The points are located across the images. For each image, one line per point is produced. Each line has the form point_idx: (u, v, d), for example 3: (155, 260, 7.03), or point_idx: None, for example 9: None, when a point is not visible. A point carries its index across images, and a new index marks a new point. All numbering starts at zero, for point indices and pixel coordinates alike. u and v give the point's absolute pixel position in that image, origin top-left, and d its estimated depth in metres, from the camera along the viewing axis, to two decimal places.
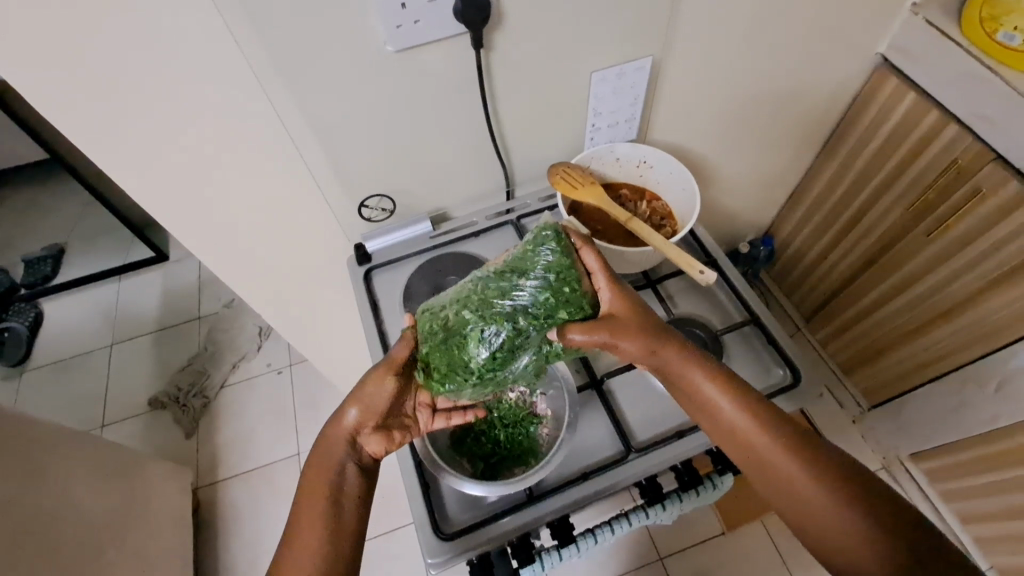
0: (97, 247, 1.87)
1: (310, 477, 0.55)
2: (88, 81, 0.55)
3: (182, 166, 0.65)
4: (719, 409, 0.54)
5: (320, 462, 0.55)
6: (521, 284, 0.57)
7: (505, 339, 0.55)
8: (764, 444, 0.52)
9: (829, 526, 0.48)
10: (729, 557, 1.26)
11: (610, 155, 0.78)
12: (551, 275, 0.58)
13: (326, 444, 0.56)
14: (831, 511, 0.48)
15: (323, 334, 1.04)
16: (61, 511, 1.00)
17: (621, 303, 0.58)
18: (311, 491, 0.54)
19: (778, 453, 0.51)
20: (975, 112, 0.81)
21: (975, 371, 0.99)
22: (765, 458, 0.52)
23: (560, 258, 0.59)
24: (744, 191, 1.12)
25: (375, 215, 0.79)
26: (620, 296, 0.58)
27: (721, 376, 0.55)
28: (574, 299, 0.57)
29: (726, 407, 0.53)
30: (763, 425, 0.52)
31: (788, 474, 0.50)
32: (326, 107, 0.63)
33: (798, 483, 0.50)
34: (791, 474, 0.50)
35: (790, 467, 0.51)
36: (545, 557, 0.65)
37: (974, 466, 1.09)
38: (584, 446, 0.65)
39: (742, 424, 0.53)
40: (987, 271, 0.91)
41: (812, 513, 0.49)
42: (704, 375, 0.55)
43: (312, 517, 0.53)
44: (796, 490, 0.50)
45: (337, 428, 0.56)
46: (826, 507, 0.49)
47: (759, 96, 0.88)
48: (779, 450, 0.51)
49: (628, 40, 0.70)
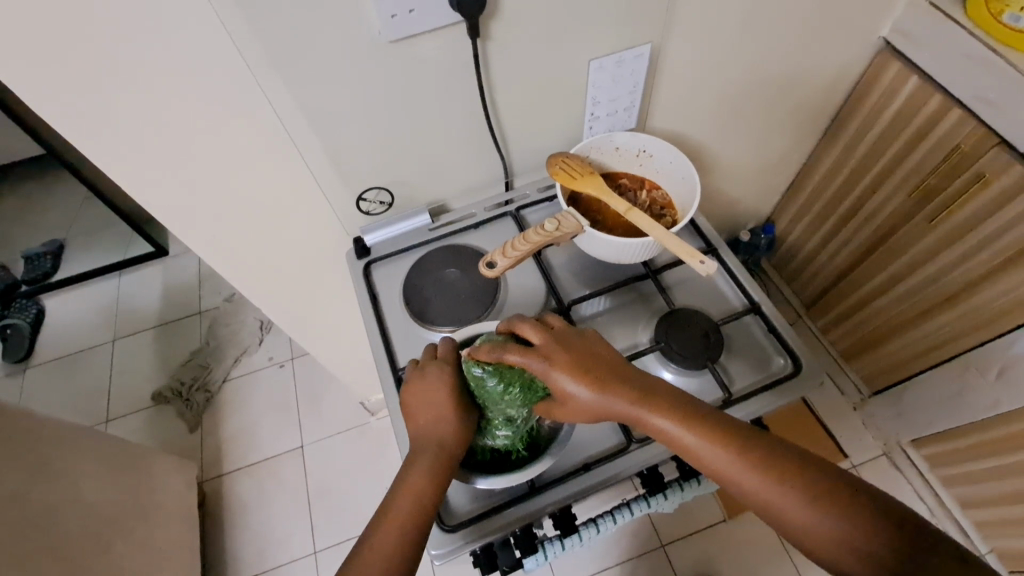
0: (95, 242, 1.87)
1: (414, 464, 0.55)
2: (85, 77, 0.54)
3: (180, 161, 0.65)
4: (696, 451, 0.52)
5: (425, 450, 0.56)
6: (492, 409, 0.57)
7: (507, 435, 0.59)
8: (749, 480, 0.50)
9: (819, 539, 0.47)
10: (731, 543, 1.27)
11: (609, 143, 0.77)
12: (502, 399, 0.56)
13: (432, 432, 0.57)
14: (817, 520, 0.47)
15: (322, 327, 1.04)
16: (68, 508, 1.01)
17: (561, 370, 0.56)
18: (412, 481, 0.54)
19: (765, 486, 0.49)
20: (977, 95, 0.80)
21: (977, 357, 0.99)
22: (750, 491, 0.50)
23: (499, 375, 0.55)
24: (744, 179, 1.12)
25: (373, 208, 0.79)
26: (559, 361, 0.56)
27: (680, 415, 0.53)
28: (532, 393, 0.57)
29: (701, 447, 0.52)
30: (734, 458, 0.50)
31: (778, 504, 0.49)
32: (321, 98, 0.62)
33: (790, 510, 0.48)
34: (780, 503, 0.49)
35: (776, 496, 0.49)
36: (548, 548, 0.65)
37: (976, 451, 1.09)
38: (585, 437, 0.65)
39: (721, 464, 0.51)
40: (990, 257, 0.90)
41: (802, 526, 0.48)
42: (669, 420, 0.53)
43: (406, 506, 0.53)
44: (790, 517, 0.49)
45: (440, 418, 0.57)
46: (815, 522, 0.47)
47: (758, 82, 0.87)
48: (762, 482, 0.49)
49: (626, 27, 0.69)
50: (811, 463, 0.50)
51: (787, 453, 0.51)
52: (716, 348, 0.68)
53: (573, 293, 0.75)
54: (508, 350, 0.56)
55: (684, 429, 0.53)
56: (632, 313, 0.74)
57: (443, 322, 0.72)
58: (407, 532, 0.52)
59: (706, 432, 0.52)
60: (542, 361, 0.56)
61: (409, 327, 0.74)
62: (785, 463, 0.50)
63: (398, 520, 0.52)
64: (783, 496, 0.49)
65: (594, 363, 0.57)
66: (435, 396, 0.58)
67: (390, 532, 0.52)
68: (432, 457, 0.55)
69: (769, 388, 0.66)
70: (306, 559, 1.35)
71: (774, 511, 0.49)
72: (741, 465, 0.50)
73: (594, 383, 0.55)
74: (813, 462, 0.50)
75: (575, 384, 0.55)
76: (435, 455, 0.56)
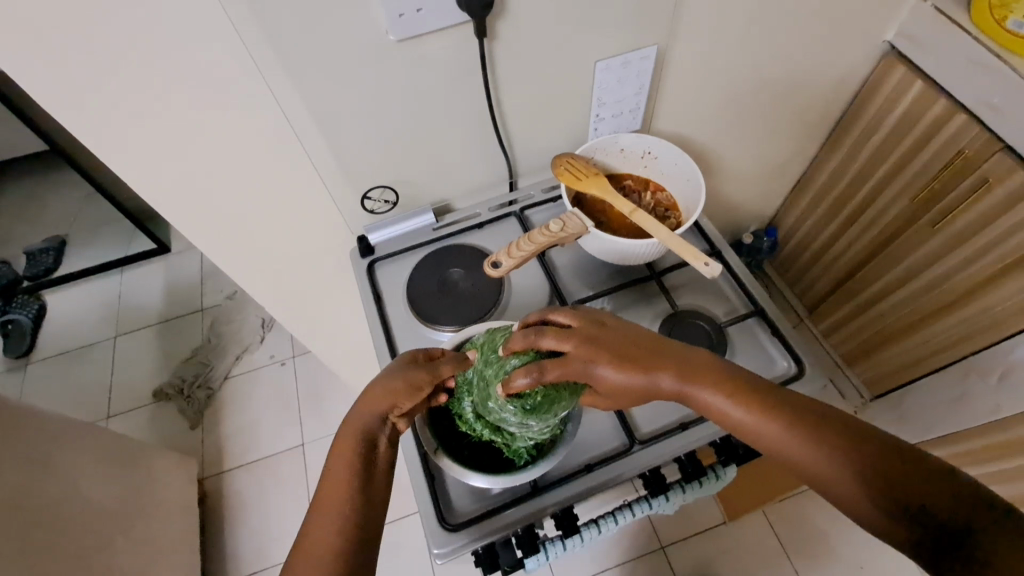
0: (97, 238, 1.87)
1: (334, 456, 0.56)
2: (95, 74, 0.55)
3: (187, 158, 0.65)
4: (729, 417, 0.54)
5: (344, 439, 0.56)
6: (528, 426, 0.55)
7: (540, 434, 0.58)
8: (789, 447, 0.51)
9: (841, 488, 0.49)
10: (731, 545, 1.27)
11: (614, 145, 0.77)
12: (538, 418, 0.54)
13: (355, 418, 0.56)
14: (837, 470, 0.49)
15: (326, 326, 1.04)
16: (68, 503, 1.01)
17: (600, 358, 0.55)
18: (333, 472, 0.55)
19: (795, 446, 0.51)
20: (981, 99, 0.80)
21: (978, 361, 0.99)
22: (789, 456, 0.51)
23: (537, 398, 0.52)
24: (748, 181, 1.12)
25: (378, 207, 0.79)
26: (596, 349, 0.55)
27: (719, 385, 0.55)
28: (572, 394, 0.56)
29: (733, 413, 0.54)
30: (774, 425, 0.52)
31: (816, 468, 0.50)
32: (326, 96, 0.62)
33: (814, 464, 0.50)
34: (814, 463, 0.50)
35: (813, 459, 0.50)
36: (549, 548, 0.66)
37: (968, 459, 1.07)
38: (588, 438, 0.65)
39: (756, 427, 0.53)
40: (991, 262, 0.90)
41: (824, 478, 0.50)
42: (701, 389, 0.55)
43: (335, 497, 0.53)
44: (826, 479, 0.50)
45: (371, 405, 0.56)
46: (836, 471, 0.49)
47: (763, 86, 0.87)
48: (790, 440, 0.51)
49: (632, 29, 0.69)
50: (833, 417, 0.52)
51: (811, 409, 0.52)
52: (720, 350, 0.68)
53: (576, 293, 0.75)
54: (546, 371, 0.52)
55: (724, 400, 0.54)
56: (635, 314, 0.74)
57: (447, 321, 0.73)
58: (326, 523, 0.52)
59: (746, 402, 0.53)
60: (581, 363, 0.54)
61: (412, 326, 0.74)
62: (810, 418, 0.52)
63: (328, 516, 0.52)
64: (810, 452, 0.50)
65: (631, 345, 0.57)
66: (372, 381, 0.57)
67: (321, 527, 0.52)
68: (348, 445, 0.55)
69: None
70: None
71: (812, 475, 0.50)
72: (769, 425, 0.52)
73: (630, 366, 0.56)
74: (838, 416, 0.52)
75: (614, 370, 0.55)
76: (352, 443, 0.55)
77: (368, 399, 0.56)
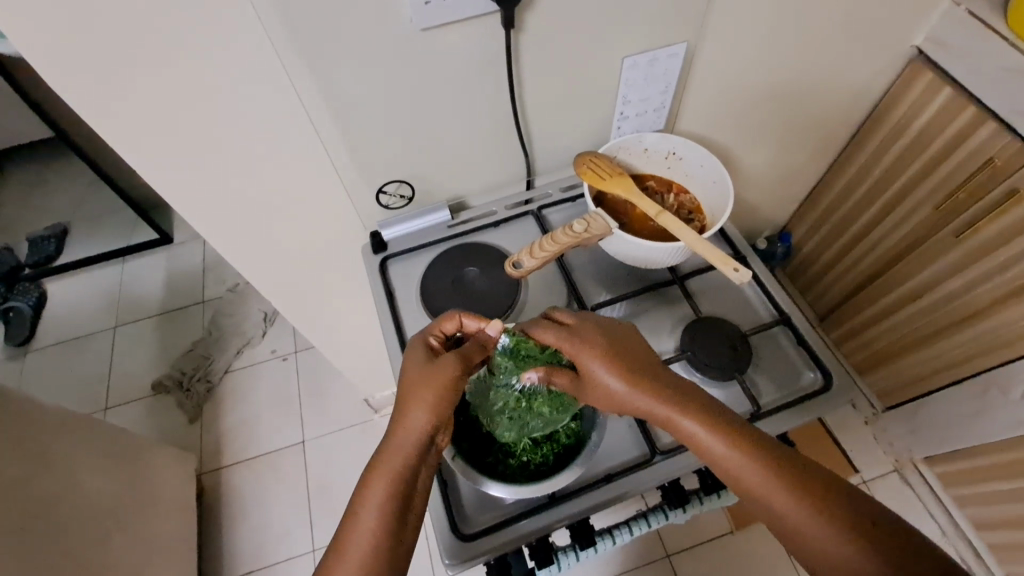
0: (101, 228, 1.84)
1: (375, 476, 0.50)
2: (112, 57, 0.52)
3: (195, 142, 0.63)
4: (716, 460, 0.51)
5: (391, 459, 0.50)
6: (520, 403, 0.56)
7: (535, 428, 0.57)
8: (799, 514, 0.48)
9: (838, 562, 0.46)
10: (738, 555, 1.25)
11: (638, 144, 0.75)
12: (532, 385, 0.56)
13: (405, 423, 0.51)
14: (843, 544, 0.46)
15: (335, 322, 1.02)
16: (63, 498, 0.98)
17: (595, 359, 0.55)
18: (370, 500, 0.49)
19: (803, 516, 0.48)
20: (1014, 108, 0.78)
21: (1000, 376, 0.97)
22: (798, 528, 0.48)
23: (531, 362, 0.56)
24: (766, 186, 1.10)
25: (393, 202, 0.76)
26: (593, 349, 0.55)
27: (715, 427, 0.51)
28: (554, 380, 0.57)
29: (721, 458, 0.51)
30: (783, 490, 0.49)
31: (829, 546, 0.46)
32: (346, 86, 0.60)
33: (798, 520, 0.48)
34: (824, 540, 0.47)
35: (825, 537, 0.47)
36: (563, 558, 0.65)
37: (995, 471, 1.05)
38: (606, 447, 0.63)
39: (745, 474, 0.50)
40: (1015, 275, 0.88)
41: (837, 561, 0.46)
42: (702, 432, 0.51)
43: (375, 508, 0.48)
44: (839, 558, 0.46)
45: (418, 405, 0.51)
46: (841, 544, 0.46)
47: (788, 88, 0.85)
48: (780, 492, 0.49)
49: (662, 25, 0.67)
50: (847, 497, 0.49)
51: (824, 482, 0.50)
52: (745, 359, 0.66)
53: (596, 297, 0.73)
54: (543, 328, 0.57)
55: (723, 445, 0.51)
56: (656, 320, 0.71)
57: None
58: (375, 542, 0.47)
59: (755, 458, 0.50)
60: (578, 350, 0.55)
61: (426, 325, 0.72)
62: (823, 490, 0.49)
63: (367, 526, 0.48)
64: (824, 530, 0.47)
65: (634, 359, 0.55)
66: (417, 375, 0.53)
67: (363, 535, 0.48)
68: (398, 463, 0.50)
69: (797, 404, 0.64)
70: (303, 557, 1.33)
71: (822, 552, 0.47)
72: (780, 488, 0.49)
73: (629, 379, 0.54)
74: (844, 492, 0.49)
75: (612, 377, 0.54)
76: (403, 462, 0.50)
77: (422, 413, 0.51)
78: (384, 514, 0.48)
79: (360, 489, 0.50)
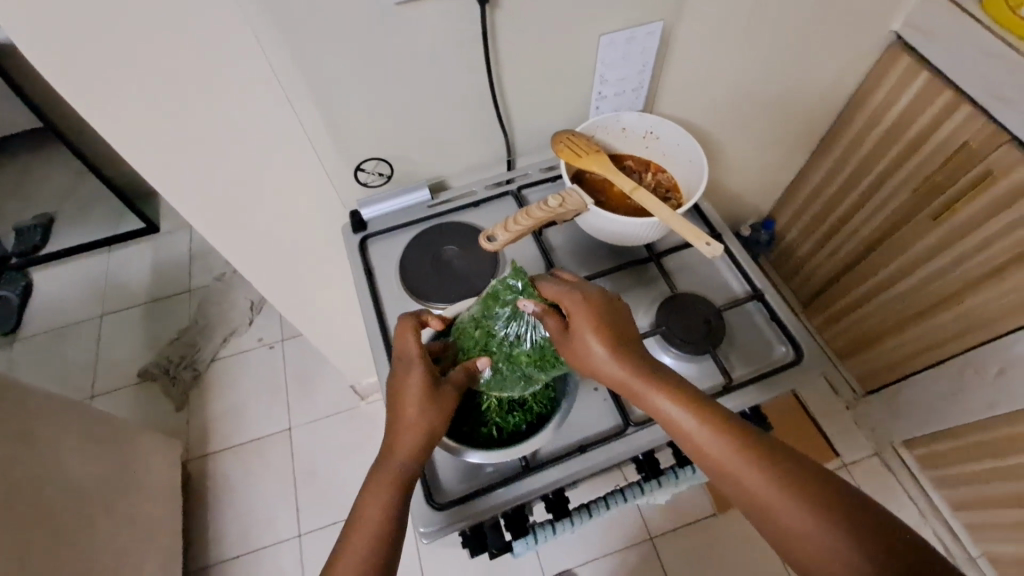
0: (86, 217, 1.82)
1: (379, 476, 0.52)
2: (83, 33, 0.51)
3: (174, 125, 0.62)
4: (693, 439, 0.51)
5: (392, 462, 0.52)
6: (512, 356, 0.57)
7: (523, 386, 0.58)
8: (762, 488, 0.47)
9: (799, 536, 0.45)
10: (720, 538, 1.27)
11: (616, 123, 0.75)
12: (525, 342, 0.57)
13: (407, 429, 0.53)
14: (804, 519, 0.45)
15: (318, 306, 1.02)
16: (47, 480, 0.98)
17: (586, 322, 0.55)
18: (374, 501, 0.50)
19: (767, 489, 0.47)
20: (989, 90, 0.79)
21: (976, 357, 0.98)
22: (761, 500, 0.47)
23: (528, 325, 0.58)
24: (749, 171, 1.10)
25: (372, 179, 0.76)
26: (585, 310, 0.56)
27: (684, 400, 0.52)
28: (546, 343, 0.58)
29: (699, 436, 0.50)
30: (749, 462, 0.48)
31: (790, 521, 0.46)
32: (321, 62, 0.59)
33: (775, 504, 0.47)
34: (785, 513, 0.46)
35: (789, 513, 0.46)
36: (539, 531, 0.64)
37: (972, 452, 1.07)
38: (581, 419, 0.63)
39: (708, 444, 0.50)
40: (990, 257, 0.90)
41: (797, 535, 0.45)
42: (671, 403, 0.52)
43: (378, 508, 0.50)
44: (801, 531, 0.45)
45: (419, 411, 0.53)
46: (803, 519, 0.45)
47: (767, 71, 0.86)
48: (751, 471, 0.48)
49: (639, 4, 0.67)
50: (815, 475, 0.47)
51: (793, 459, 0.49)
52: (719, 334, 0.67)
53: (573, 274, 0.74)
54: (546, 284, 0.58)
55: (689, 416, 0.51)
56: (633, 297, 0.72)
57: (439, 299, 0.71)
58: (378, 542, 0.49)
59: (723, 434, 0.50)
60: (573, 307, 0.56)
61: (405, 303, 0.72)
62: (789, 466, 0.48)
63: (370, 524, 0.50)
64: (786, 505, 0.46)
65: (619, 327, 0.56)
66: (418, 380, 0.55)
67: (366, 533, 0.49)
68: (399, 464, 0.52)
69: (768, 376, 0.64)
70: (290, 541, 1.34)
71: (781, 526, 0.46)
72: (745, 461, 0.48)
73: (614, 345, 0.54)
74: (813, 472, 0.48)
75: (598, 342, 0.54)
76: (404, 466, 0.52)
77: (424, 418, 0.53)
78: (389, 505, 0.50)
79: (363, 492, 0.51)
